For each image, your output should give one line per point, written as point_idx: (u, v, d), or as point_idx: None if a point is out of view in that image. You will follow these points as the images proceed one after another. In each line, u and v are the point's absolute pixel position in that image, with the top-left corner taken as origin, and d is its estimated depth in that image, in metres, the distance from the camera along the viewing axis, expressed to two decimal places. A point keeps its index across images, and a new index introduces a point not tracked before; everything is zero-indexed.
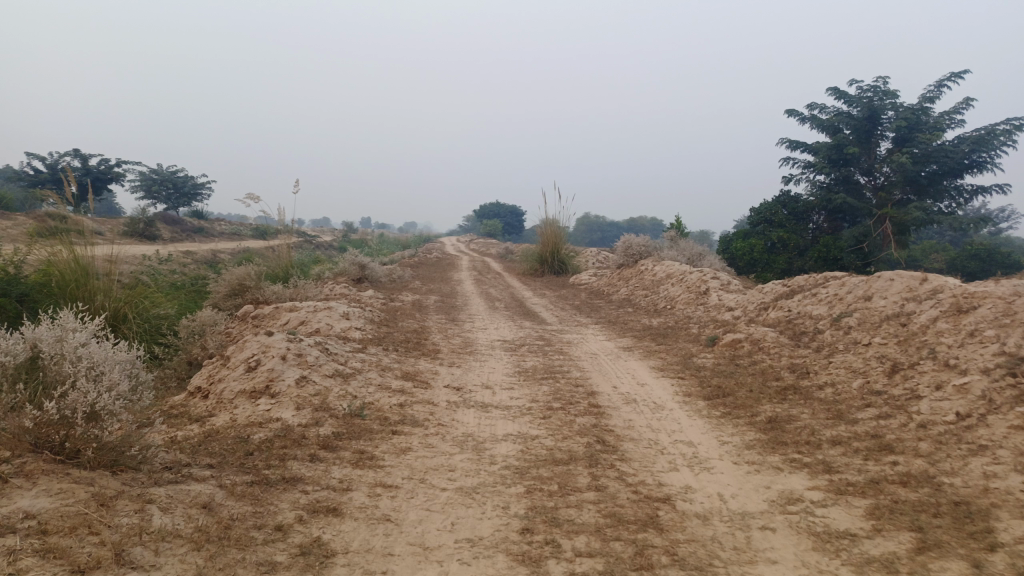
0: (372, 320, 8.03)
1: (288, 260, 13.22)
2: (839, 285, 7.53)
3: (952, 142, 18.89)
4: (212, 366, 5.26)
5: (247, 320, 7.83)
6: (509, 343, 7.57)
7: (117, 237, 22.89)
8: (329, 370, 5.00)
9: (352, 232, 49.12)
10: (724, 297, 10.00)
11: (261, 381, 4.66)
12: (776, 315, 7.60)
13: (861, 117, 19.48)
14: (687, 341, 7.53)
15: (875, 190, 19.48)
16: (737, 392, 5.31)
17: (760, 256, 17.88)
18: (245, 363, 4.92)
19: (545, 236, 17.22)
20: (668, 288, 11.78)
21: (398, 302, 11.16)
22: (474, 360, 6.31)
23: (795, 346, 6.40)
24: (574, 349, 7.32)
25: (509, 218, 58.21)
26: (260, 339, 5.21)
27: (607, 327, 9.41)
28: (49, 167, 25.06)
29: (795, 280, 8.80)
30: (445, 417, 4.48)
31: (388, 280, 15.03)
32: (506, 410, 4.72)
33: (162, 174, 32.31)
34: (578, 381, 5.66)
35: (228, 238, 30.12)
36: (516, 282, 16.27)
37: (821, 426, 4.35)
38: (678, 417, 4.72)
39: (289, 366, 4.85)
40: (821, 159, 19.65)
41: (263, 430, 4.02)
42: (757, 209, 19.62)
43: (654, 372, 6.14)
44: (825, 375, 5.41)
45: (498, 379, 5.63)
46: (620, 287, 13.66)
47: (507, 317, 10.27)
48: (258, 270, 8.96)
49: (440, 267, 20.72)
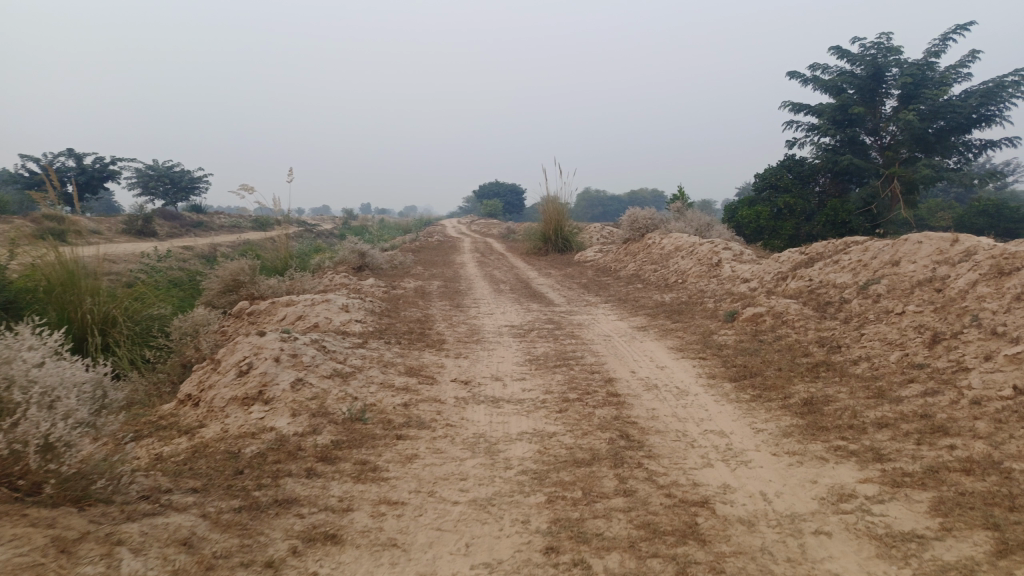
0: (373, 311, 7.68)
1: (287, 251, 12.87)
2: (861, 251, 7.13)
3: (959, 97, 18.36)
4: (203, 370, 4.92)
5: (243, 318, 7.49)
6: (518, 329, 7.22)
7: (115, 236, 22.60)
8: (327, 371, 4.64)
9: (353, 219, 48.68)
10: (737, 268, 9.61)
11: (253, 387, 4.31)
12: (796, 285, 7.22)
13: (865, 76, 18.94)
14: (704, 318, 7.16)
15: (882, 149, 18.91)
16: (764, 371, 4.95)
17: (767, 223, 17.44)
18: (237, 367, 4.57)
19: (548, 213, 16.82)
20: (678, 262, 11.40)
21: (400, 289, 10.82)
22: (482, 349, 5.96)
23: (821, 318, 6.03)
24: (586, 332, 6.96)
25: (509, 197, 57.62)
26: (252, 340, 4.87)
27: (618, 306, 9.05)
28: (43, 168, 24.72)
29: (812, 248, 8.41)
30: (454, 417, 4.13)
31: (390, 267, 14.68)
32: (519, 405, 4.38)
33: (158, 170, 31.92)
34: (593, 367, 5.31)
35: (228, 231, 29.79)
36: (520, 262, 15.91)
37: (862, 407, 4.00)
38: (705, 403, 4.37)
39: (282, 368, 4.50)
40: (825, 120, 19.15)
41: (255, 442, 3.69)
42: (762, 175, 19.15)
43: (673, 353, 5.78)
44: (858, 349, 5.04)
45: (508, 369, 5.27)
46: (628, 263, 13.30)
47: (513, 300, 9.93)
48: (252, 264, 8.58)
49: (443, 250, 20.37)
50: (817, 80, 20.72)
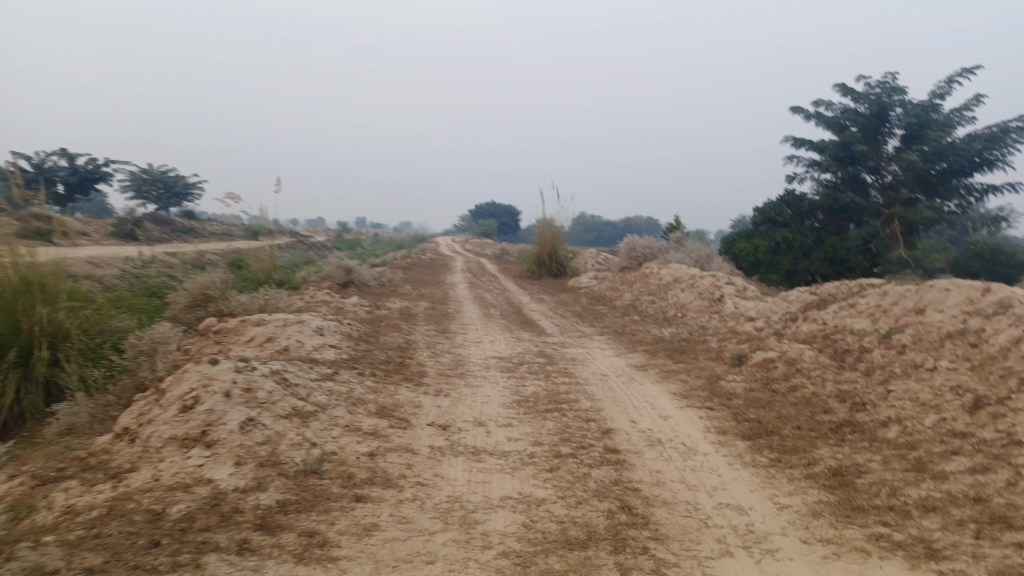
0: (351, 335, 7.08)
1: (270, 262, 12.30)
2: (880, 295, 6.62)
3: (963, 140, 18.02)
4: (146, 401, 4.32)
5: (208, 336, 6.90)
6: (507, 361, 6.65)
7: (102, 239, 21.96)
8: (284, 410, 4.03)
9: (346, 232, 48.09)
10: (740, 305, 9.10)
11: (196, 427, 3.72)
12: (809, 328, 6.70)
13: (869, 114, 18.61)
14: (708, 359, 6.61)
15: (882, 188, 18.57)
16: (782, 429, 4.39)
17: (764, 257, 16.95)
18: (180, 401, 3.97)
19: (543, 236, 16.31)
20: (677, 294, 10.88)
21: (385, 309, 10.25)
22: (466, 386, 5.38)
23: (839, 368, 5.49)
24: (580, 369, 6.39)
25: (504, 218, 57.26)
26: (203, 368, 4.27)
27: (615, 339, 8.49)
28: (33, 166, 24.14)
29: (823, 288, 7.91)
30: (426, 473, 3.55)
31: (376, 284, 14.10)
32: (503, 460, 3.80)
33: (153, 174, 31.32)
34: (588, 414, 4.73)
35: (218, 239, 29.18)
36: (513, 286, 15.35)
37: (901, 483, 3.43)
38: (716, 467, 3.80)
39: (232, 404, 3.91)
40: (827, 156, 18.82)
41: (186, 498, 3.09)
42: (760, 208, 18.74)
43: (677, 401, 5.21)
44: (887, 409, 4.49)
45: (493, 412, 4.69)
46: (624, 292, 12.78)
47: (504, 327, 9.36)
48: (225, 277, 7.96)
49: (434, 268, 19.82)
50: (820, 116, 20.47)
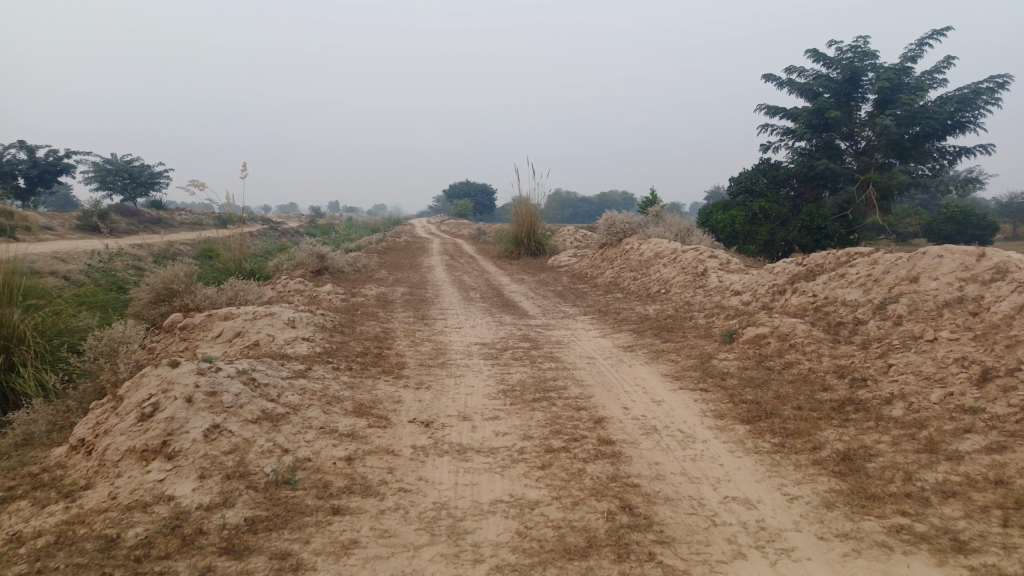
0: (325, 327, 6.75)
1: (241, 252, 11.89)
2: (870, 264, 6.44)
3: (935, 103, 17.93)
4: (103, 409, 3.99)
5: (174, 333, 6.54)
6: (490, 347, 6.39)
7: (67, 233, 21.26)
8: (253, 413, 3.73)
9: (319, 218, 47.38)
10: (725, 278, 8.91)
11: (155, 437, 3.41)
12: (798, 301, 6.51)
13: (841, 80, 18.45)
14: (698, 336, 6.40)
15: (857, 155, 18.48)
16: (782, 411, 4.18)
17: (742, 228, 16.80)
18: (139, 409, 3.65)
19: (519, 215, 16.00)
20: (660, 269, 10.67)
21: (361, 296, 9.92)
22: (448, 376, 5.11)
23: (834, 342, 5.30)
24: (566, 353, 6.15)
25: (478, 197, 56.74)
26: (162, 371, 3.94)
27: (599, 319, 8.25)
28: None
29: (810, 258, 7.73)
30: (409, 477, 3.29)
31: (352, 270, 13.74)
32: (491, 458, 3.54)
33: (117, 164, 30.41)
34: (579, 402, 4.49)
35: (189, 229, 28.48)
36: (492, 267, 15.07)
37: (914, 467, 3.23)
38: (718, 455, 3.58)
39: (195, 410, 3.59)
40: (801, 124, 18.66)
41: (145, 520, 2.80)
42: (737, 179, 18.57)
43: (669, 383, 4.99)
44: (889, 385, 4.30)
45: (477, 404, 4.43)
46: (605, 270, 12.55)
47: (484, 311, 9.08)
48: (189, 269, 7.57)
49: (410, 252, 19.45)
50: (792, 83, 20.30)
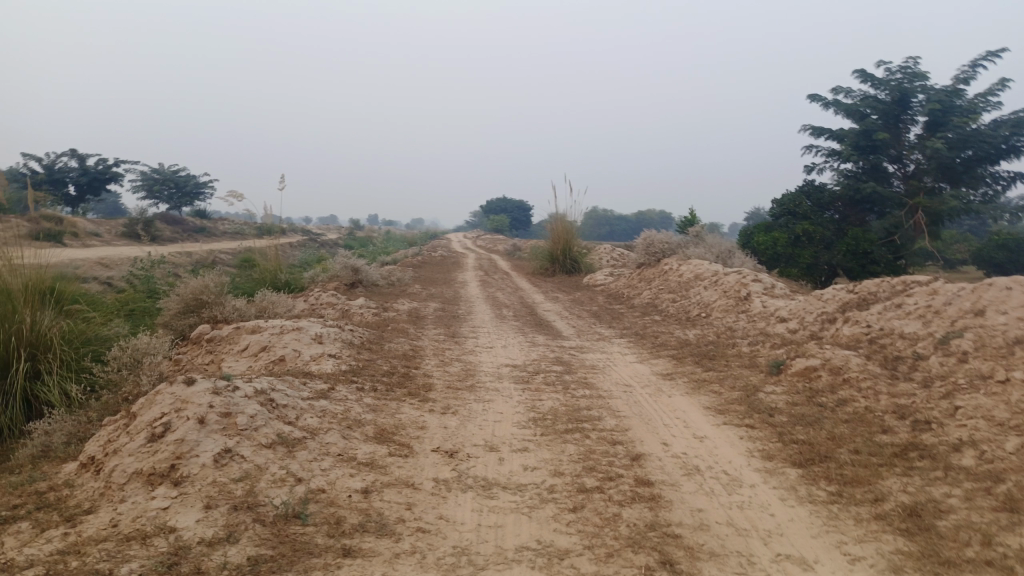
0: (352, 343, 6.56)
1: (276, 263, 11.84)
2: (930, 295, 6.02)
3: (989, 126, 17.24)
4: (115, 426, 3.83)
5: (201, 345, 6.42)
6: (521, 370, 6.13)
7: (113, 239, 21.64)
8: (267, 437, 3.52)
9: (358, 230, 47.77)
10: (769, 304, 8.52)
11: (164, 460, 3.22)
12: (851, 331, 6.12)
13: (890, 101, 17.87)
14: (742, 366, 6.06)
15: (906, 178, 17.85)
16: (838, 454, 3.84)
17: (784, 251, 16.28)
18: (149, 429, 3.47)
19: (556, 232, 15.76)
20: (700, 292, 10.31)
21: (393, 311, 9.76)
22: (476, 401, 4.86)
23: (892, 378, 4.92)
24: (601, 379, 5.86)
25: (515, 213, 56.75)
26: (176, 389, 3.76)
27: (635, 342, 7.93)
28: (45, 168, 23.94)
29: (861, 286, 7.32)
30: (429, 515, 3.04)
31: (385, 283, 13.62)
32: (519, 497, 3.28)
33: (163, 173, 31.03)
34: (615, 435, 4.20)
35: (230, 238, 28.86)
36: (527, 284, 14.84)
37: (993, 528, 2.86)
38: (768, 504, 3.26)
39: (206, 432, 3.40)
40: (847, 146, 18.10)
41: (142, 554, 2.59)
42: (779, 201, 18.06)
43: (711, 417, 4.66)
44: (957, 429, 3.93)
45: (506, 433, 4.17)
46: (642, 290, 12.22)
47: (517, 330, 8.83)
48: (219, 280, 7.45)
49: (445, 266, 19.33)
50: (839, 104, 19.78)
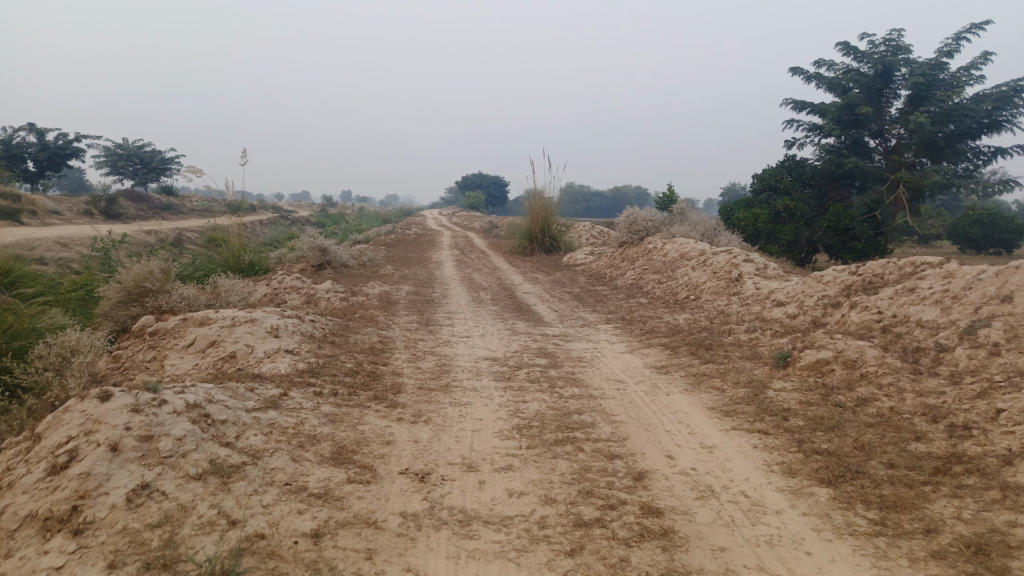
0: (314, 335, 5.91)
1: (241, 242, 11.09)
2: (947, 280, 5.52)
3: (972, 100, 16.76)
4: (15, 451, 3.16)
5: (144, 338, 5.74)
6: (501, 364, 5.56)
7: (75, 217, 20.59)
8: (197, 467, 2.90)
9: (331, 207, 46.70)
10: (762, 286, 8.02)
11: (64, 499, 2.58)
12: (860, 318, 5.62)
13: (873, 74, 17.33)
14: (744, 358, 5.53)
15: (887, 153, 17.42)
16: (872, 469, 3.31)
17: (764, 227, 15.75)
18: (51, 459, 2.82)
19: (534, 209, 15.13)
20: (687, 273, 9.78)
21: (364, 296, 9.11)
22: (451, 405, 4.27)
23: (915, 374, 4.42)
24: (590, 373, 5.30)
25: (491, 189, 55.97)
26: (88, 407, 3.12)
27: (623, 329, 7.40)
28: (3, 144, 22.69)
29: (864, 267, 6.82)
30: (390, 569, 2.45)
31: (356, 264, 12.93)
32: (504, 537, 2.69)
33: (129, 149, 29.76)
34: (613, 448, 3.64)
35: (199, 216, 27.79)
36: (504, 263, 14.25)
37: None
38: (804, 540, 2.72)
39: (121, 463, 2.77)
40: (829, 120, 17.61)
41: None
42: (760, 176, 17.56)
43: (718, 421, 4.12)
44: (1005, 436, 3.40)
45: (486, 447, 3.59)
46: (625, 271, 11.68)
47: (495, 315, 8.23)
48: (166, 266, 6.75)
49: (420, 245, 18.62)
50: (821, 77, 19.25)
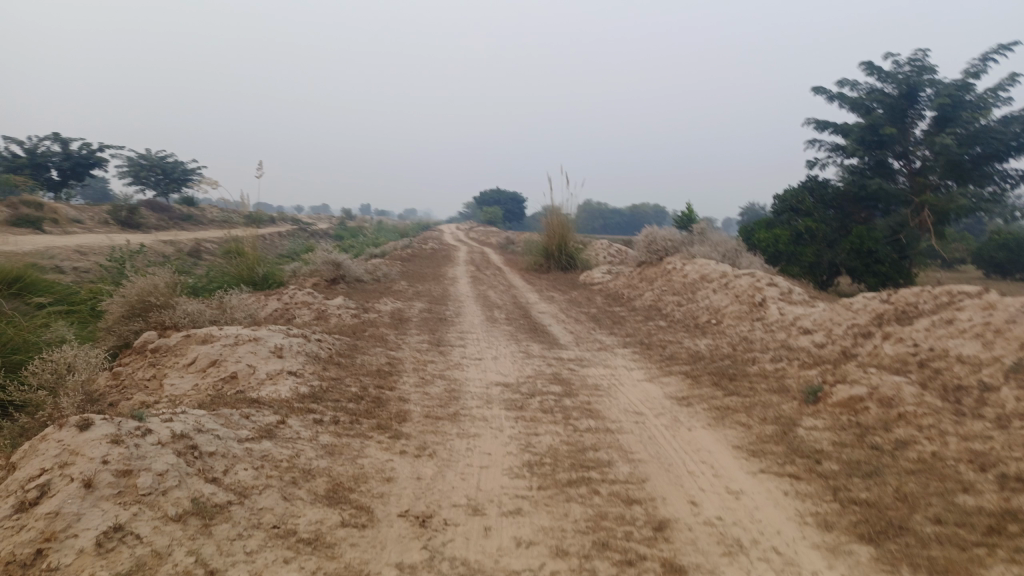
0: (319, 356, 5.69)
1: (254, 255, 10.96)
2: (988, 312, 5.19)
3: (1000, 122, 16.33)
4: None
5: (144, 355, 5.54)
6: (513, 390, 5.30)
7: (95, 226, 20.65)
8: (178, 507, 2.66)
9: (349, 220, 46.81)
10: (787, 312, 7.71)
11: (28, 541, 2.34)
12: (895, 350, 5.30)
13: (897, 95, 16.97)
14: (770, 390, 5.22)
15: (911, 175, 17.03)
16: (919, 525, 3.00)
17: (785, 248, 15.38)
18: (20, 493, 2.59)
19: (551, 227, 14.89)
20: (708, 296, 9.48)
21: (375, 313, 8.90)
22: (458, 437, 4.01)
23: (958, 415, 4.10)
24: (607, 404, 5.02)
25: (509, 205, 55.90)
26: (66, 436, 2.90)
27: (642, 354, 7.11)
28: (28, 153, 22.89)
29: (896, 295, 6.50)
30: None
31: (370, 279, 12.74)
32: None
33: (151, 159, 29.96)
34: (631, 491, 3.36)
35: (218, 227, 27.83)
36: (520, 281, 14.00)
37: None
38: None
39: (95, 500, 2.54)
40: (852, 140, 17.27)
41: None
42: (781, 196, 17.22)
43: (745, 462, 3.83)
44: None
45: (493, 487, 3.33)
46: (642, 292, 11.39)
47: (508, 336, 7.98)
48: (171, 280, 6.59)
49: (436, 260, 18.47)
50: (844, 97, 18.92)
